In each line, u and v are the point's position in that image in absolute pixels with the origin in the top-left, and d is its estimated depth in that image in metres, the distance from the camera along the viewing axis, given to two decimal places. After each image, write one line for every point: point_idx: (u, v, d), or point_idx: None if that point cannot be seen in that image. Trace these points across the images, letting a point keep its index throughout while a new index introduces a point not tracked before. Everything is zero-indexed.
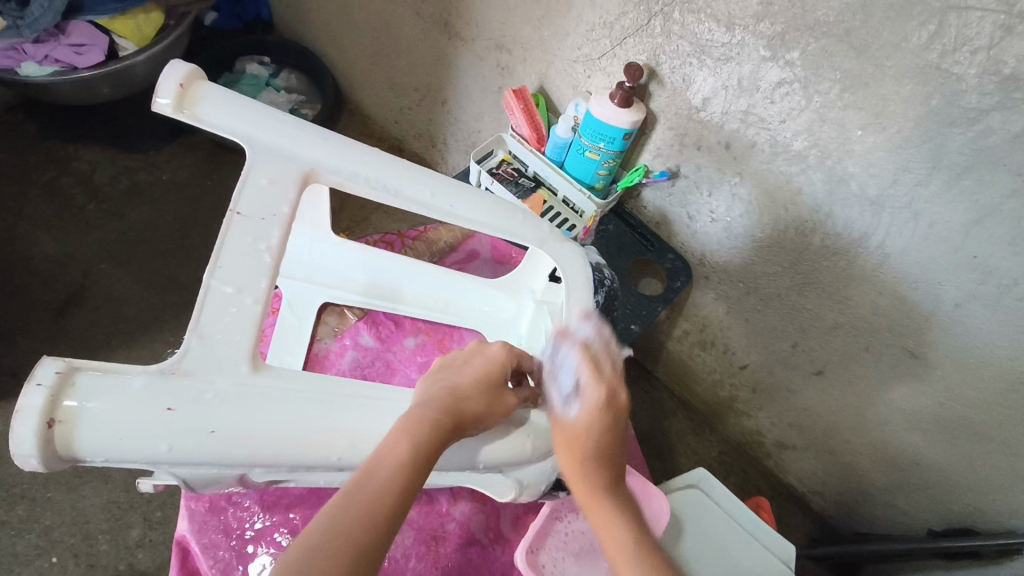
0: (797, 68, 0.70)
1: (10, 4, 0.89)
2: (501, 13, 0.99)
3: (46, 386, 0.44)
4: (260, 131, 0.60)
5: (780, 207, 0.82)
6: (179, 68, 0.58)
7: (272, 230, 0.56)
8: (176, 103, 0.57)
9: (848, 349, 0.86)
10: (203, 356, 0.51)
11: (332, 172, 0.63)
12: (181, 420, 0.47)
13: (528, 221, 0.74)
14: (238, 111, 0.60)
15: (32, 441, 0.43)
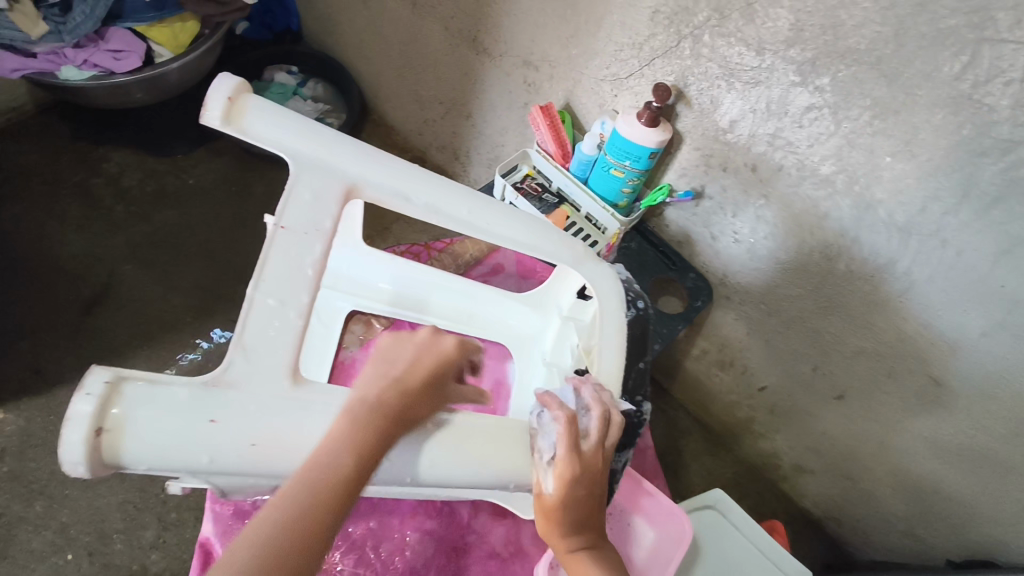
0: (827, 94, 0.67)
1: (53, 9, 0.90)
2: (530, 31, 0.94)
3: (95, 395, 0.39)
4: (308, 146, 0.52)
5: (806, 230, 0.79)
6: (225, 75, 0.49)
7: (315, 246, 0.50)
8: (223, 115, 0.49)
9: (871, 375, 0.85)
10: (249, 370, 0.46)
11: (375, 187, 0.55)
12: (225, 432, 0.43)
13: (561, 240, 0.64)
14: (280, 117, 0.52)
15: (81, 449, 0.38)
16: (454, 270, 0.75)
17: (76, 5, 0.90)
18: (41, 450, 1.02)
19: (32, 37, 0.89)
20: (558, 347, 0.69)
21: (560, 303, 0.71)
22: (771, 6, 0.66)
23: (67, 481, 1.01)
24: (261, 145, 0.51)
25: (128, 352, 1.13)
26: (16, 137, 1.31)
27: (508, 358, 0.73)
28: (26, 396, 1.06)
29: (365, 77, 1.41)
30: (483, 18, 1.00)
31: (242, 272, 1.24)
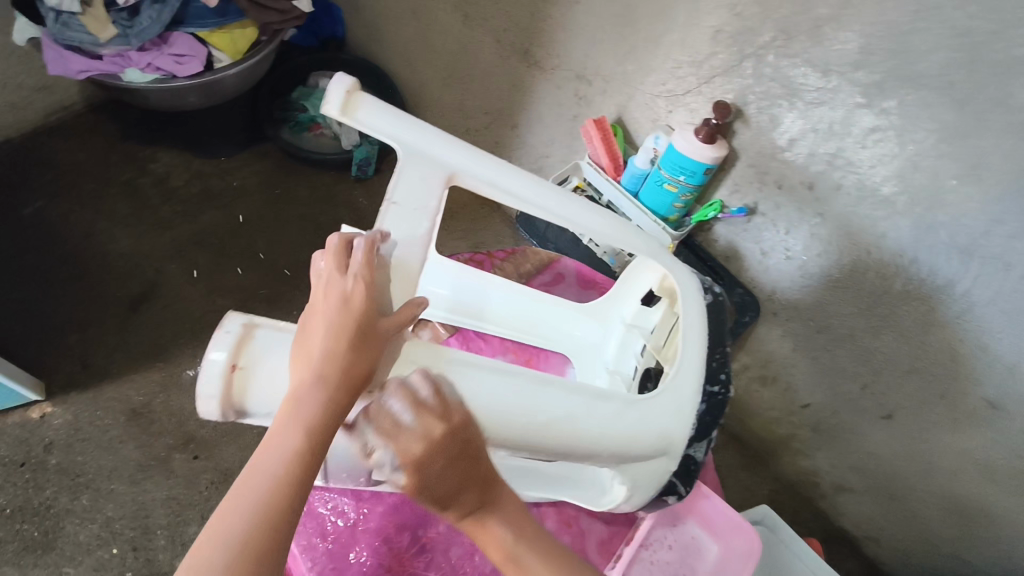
0: (893, 116, 0.68)
1: (122, 14, 0.92)
2: (585, 46, 0.96)
3: (233, 335, 0.44)
4: (415, 136, 0.55)
5: (862, 249, 0.80)
6: (342, 72, 0.53)
7: (424, 222, 0.52)
8: (344, 106, 0.52)
9: (921, 396, 0.86)
10: None
11: (475, 175, 0.57)
12: None
13: (644, 237, 0.64)
14: (389, 110, 0.55)
15: (219, 382, 0.42)
16: (516, 278, 0.75)
17: (144, 10, 0.92)
18: (89, 445, 1.04)
19: (100, 41, 0.92)
20: (621, 354, 0.70)
21: (623, 313, 0.71)
22: (839, 29, 0.67)
23: (113, 475, 1.02)
24: (373, 134, 0.54)
25: (172, 350, 1.14)
26: (67, 135, 1.33)
27: (570, 364, 0.73)
28: (75, 390, 1.08)
29: (408, 85, 1.42)
30: (537, 33, 1.03)
31: (284, 274, 1.25)
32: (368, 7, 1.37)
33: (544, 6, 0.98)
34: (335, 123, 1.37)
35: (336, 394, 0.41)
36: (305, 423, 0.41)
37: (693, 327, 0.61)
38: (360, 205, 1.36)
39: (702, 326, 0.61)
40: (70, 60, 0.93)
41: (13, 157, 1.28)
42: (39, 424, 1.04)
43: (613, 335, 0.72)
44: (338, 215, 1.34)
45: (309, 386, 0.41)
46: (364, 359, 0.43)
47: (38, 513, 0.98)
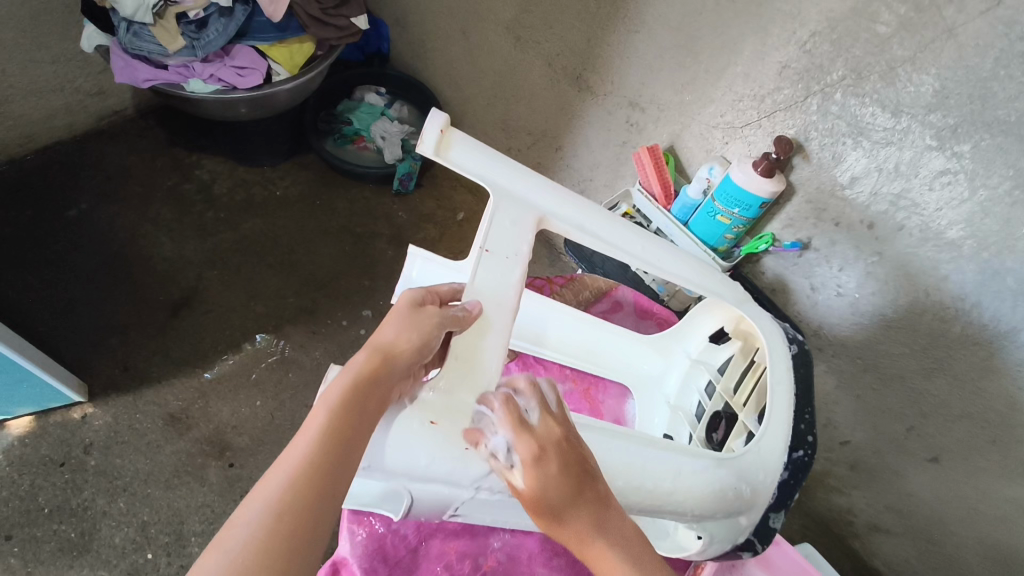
0: (965, 161, 0.68)
1: (190, 26, 0.94)
2: (642, 74, 0.97)
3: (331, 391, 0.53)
4: (504, 179, 0.58)
5: (920, 290, 0.78)
6: (439, 112, 0.54)
7: (514, 270, 0.55)
8: (437, 147, 0.54)
9: (973, 441, 0.82)
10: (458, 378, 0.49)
11: (561, 221, 0.59)
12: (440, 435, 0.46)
13: (722, 281, 0.65)
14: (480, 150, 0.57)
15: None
16: (575, 305, 0.75)
17: (211, 23, 0.94)
18: (127, 448, 1.04)
19: (168, 51, 0.94)
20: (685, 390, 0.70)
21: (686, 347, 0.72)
22: (915, 71, 0.67)
23: (149, 480, 1.03)
24: (464, 174, 0.56)
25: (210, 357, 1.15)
26: (117, 138, 1.35)
27: (628, 395, 0.73)
28: (116, 392, 1.08)
29: (451, 102, 1.43)
30: (592, 58, 1.03)
31: (323, 284, 1.26)
32: (417, 24, 1.38)
33: (602, 33, 0.99)
34: (379, 137, 1.37)
35: (365, 363, 0.45)
36: (338, 390, 0.44)
37: (781, 389, 0.60)
38: (399, 219, 1.37)
39: (786, 388, 0.60)
40: (136, 69, 0.95)
41: (64, 158, 1.30)
42: (80, 425, 1.05)
43: (677, 369, 0.72)
44: (377, 228, 1.35)
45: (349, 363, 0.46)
46: (400, 341, 0.48)
47: (75, 514, 0.99)
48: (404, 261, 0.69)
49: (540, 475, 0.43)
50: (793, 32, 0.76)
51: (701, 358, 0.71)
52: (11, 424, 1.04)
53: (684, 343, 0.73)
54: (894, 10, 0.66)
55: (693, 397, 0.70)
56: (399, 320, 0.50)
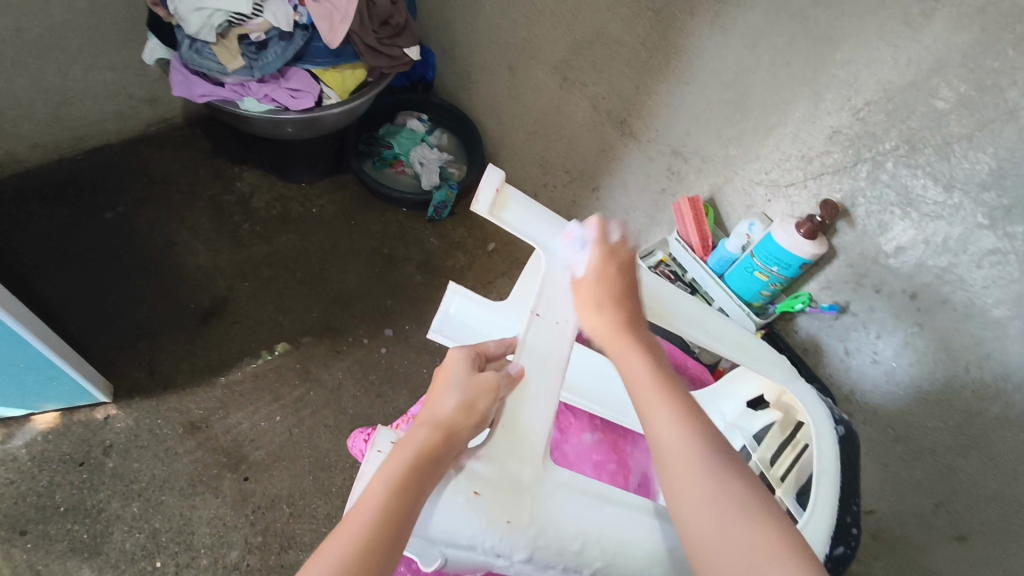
0: (1017, 242, 0.67)
1: (251, 47, 0.97)
2: (688, 125, 0.98)
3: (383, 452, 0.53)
4: (554, 241, 0.63)
5: (960, 366, 0.77)
6: (494, 170, 0.59)
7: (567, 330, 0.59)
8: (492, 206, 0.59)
9: (1008, 524, 0.76)
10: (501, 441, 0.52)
11: None
12: (481, 504, 0.49)
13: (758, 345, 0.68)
14: (527, 213, 0.63)
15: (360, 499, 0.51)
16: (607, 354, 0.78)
17: (271, 46, 0.97)
18: (145, 453, 1.05)
19: (227, 70, 0.96)
20: None
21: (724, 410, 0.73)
22: (971, 148, 0.67)
23: (165, 487, 1.03)
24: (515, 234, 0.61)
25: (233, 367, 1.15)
26: (164, 146, 1.38)
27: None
28: (140, 396, 1.09)
29: (491, 133, 1.45)
30: (637, 104, 1.04)
31: (350, 305, 1.27)
32: (465, 56, 1.41)
33: (651, 81, 1.00)
34: (418, 163, 1.37)
35: (424, 443, 0.49)
36: (397, 466, 0.47)
37: (828, 470, 0.58)
38: (430, 245, 1.38)
39: (834, 469, 0.58)
40: (194, 84, 0.97)
41: (112, 160, 1.34)
42: (103, 425, 1.06)
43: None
44: (408, 252, 1.36)
45: (408, 438, 0.50)
46: (458, 418, 0.52)
47: (89, 515, 0.99)
48: (444, 296, 0.69)
49: (596, 296, 0.57)
50: (847, 98, 0.76)
51: (737, 422, 0.71)
52: (35, 419, 1.05)
53: (720, 405, 0.73)
54: (953, 87, 0.66)
55: None
56: (457, 394, 0.53)
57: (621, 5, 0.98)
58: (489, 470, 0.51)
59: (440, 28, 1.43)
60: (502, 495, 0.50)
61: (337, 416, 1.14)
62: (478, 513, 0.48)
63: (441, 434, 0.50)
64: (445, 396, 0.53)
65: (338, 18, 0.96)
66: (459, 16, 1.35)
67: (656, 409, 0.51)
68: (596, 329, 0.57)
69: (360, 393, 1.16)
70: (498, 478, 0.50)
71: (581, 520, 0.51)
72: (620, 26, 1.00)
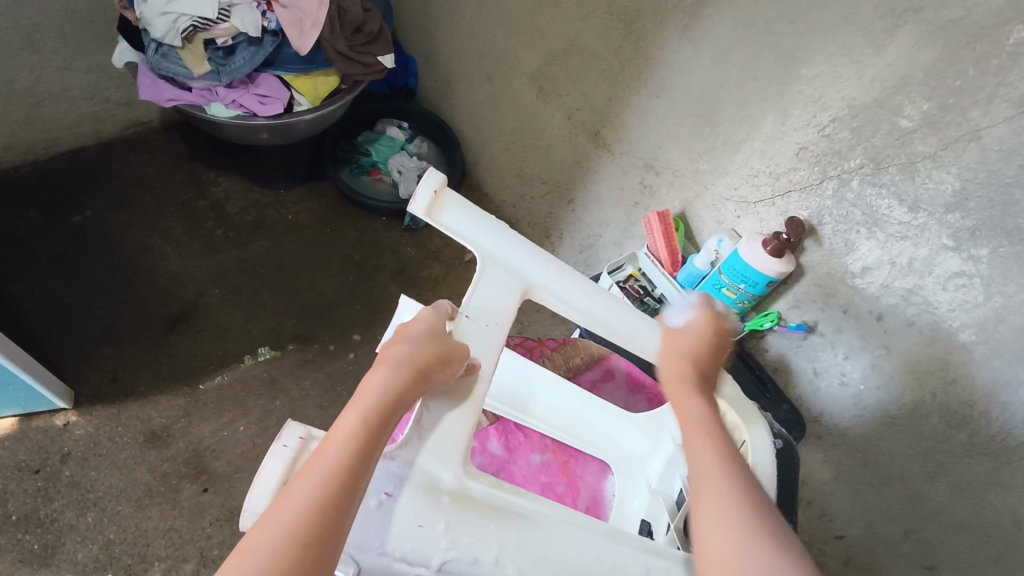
0: (982, 265, 0.65)
1: (218, 52, 0.96)
2: (659, 138, 0.96)
3: (290, 448, 0.45)
4: (495, 244, 0.59)
5: (927, 390, 0.75)
6: (433, 172, 0.56)
7: (493, 339, 0.56)
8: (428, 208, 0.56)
9: (974, 555, 0.73)
10: (423, 446, 0.48)
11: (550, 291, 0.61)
12: (391, 508, 0.44)
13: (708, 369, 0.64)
14: (471, 213, 0.58)
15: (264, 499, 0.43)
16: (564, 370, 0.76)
17: (239, 51, 0.96)
18: (103, 461, 1.03)
19: (193, 74, 0.95)
20: (666, 474, 0.67)
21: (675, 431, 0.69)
22: (935, 168, 0.65)
23: (121, 496, 1.01)
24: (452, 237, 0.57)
25: (198, 375, 1.14)
26: (140, 149, 1.37)
27: (608, 473, 0.72)
28: (101, 403, 1.07)
29: (472, 143, 1.44)
30: (611, 117, 1.03)
31: (322, 314, 1.25)
32: (447, 64, 1.40)
33: (624, 94, 0.98)
34: (396, 170, 1.37)
35: (397, 380, 0.48)
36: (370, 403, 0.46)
37: None
38: (406, 254, 1.36)
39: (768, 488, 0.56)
40: (161, 88, 0.96)
41: (87, 164, 1.33)
42: (61, 432, 1.04)
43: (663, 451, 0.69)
44: (383, 261, 1.34)
45: (376, 379, 0.48)
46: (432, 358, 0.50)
47: (42, 525, 0.97)
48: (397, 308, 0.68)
49: (679, 351, 0.60)
50: (813, 114, 0.75)
51: None
52: None
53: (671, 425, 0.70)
54: (917, 105, 0.65)
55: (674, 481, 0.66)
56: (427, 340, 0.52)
57: (594, 16, 0.97)
58: (411, 474, 0.46)
59: (423, 37, 1.43)
60: (422, 500, 0.44)
61: (302, 426, 1.12)
62: (393, 517, 0.43)
63: (413, 377, 0.48)
64: (413, 344, 0.51)
65: (309, 23, 0.96)
66: (440, 25, 1.35)
67: (694, 442, 0.50)
68: (668, 377, 0.58)
69: (327, 403, 1.14)
70: (418, 480, 0.46)
71: (507, 529, 0.45)
72: (593, 37, 0.99)
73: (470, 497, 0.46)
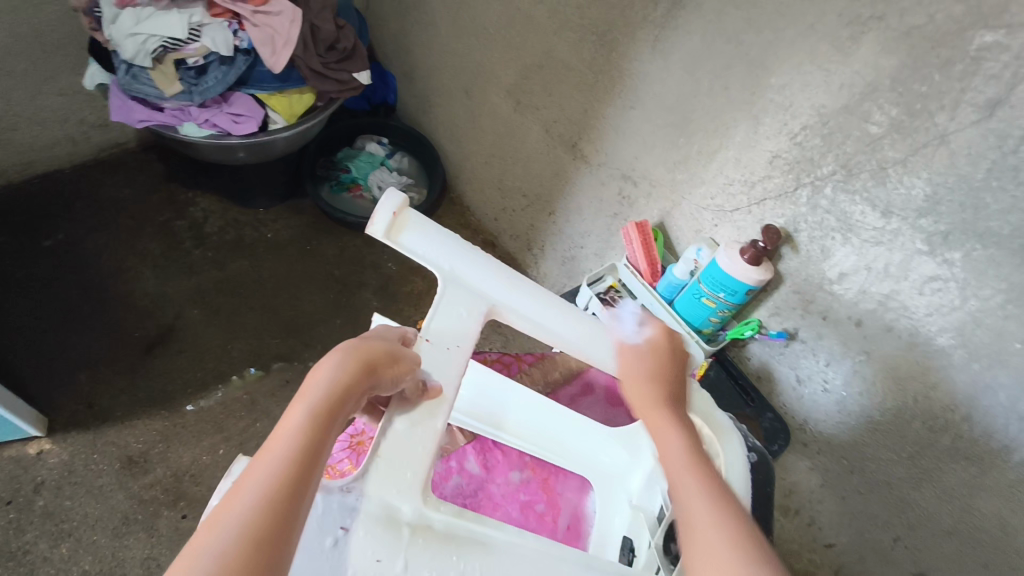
0: (956, 269, 0.65)
1: (190, 72, 0.94)
2: (636, 149, 0.96)
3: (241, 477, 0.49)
4: (457, 264, 0.58)
5: (908, 395, 0.74)
6: (394, 194, 0.55)
7: (455, 360, 0.55)
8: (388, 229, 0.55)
9: (963, 561, 0.73)
10: (382, 477, 0.48)
11: (513, 309, 0.60)
12: (349, 546, 0.45)
13: None
14: (431, 234, 0.57)
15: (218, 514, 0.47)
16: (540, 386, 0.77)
17: (211, 70, 0.95)
18: (79, 490, 1.00)
19: (165, 95, 0.94)
20: (647, 489, 0.66)
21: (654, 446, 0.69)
22: (906, 173, 0.65)
23: (97, 526, 0.98)
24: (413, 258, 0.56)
25: (176, 398, 1.11)
26: (116, 171, 1.36)
27: (588, 490, 0.72)
28: (75, 430, 1.05)
29: (452, 157, 1.44)
30: (587, 128, 1.03)
31: (302, 333, 1.23)
32: (425, 80, 1.40)
33: (599, 105, 0.99)
34: (376, 186, 1.38)
35: (346, 374, 0.46)
36: (316, 392, 0.45)
37: None
38: (388, 270, 1.36)
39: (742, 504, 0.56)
40: (132, 109, 0.95)
41: (63, 186, 1.31)
42: (35, 461, 1.02)
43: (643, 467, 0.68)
44: (365, 278, 1.33)
45: (321, 376, 0.46)
46: (382, 357, 0.49)
47: (14, 558, 0.94)
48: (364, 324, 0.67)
49: (645, 377, 0.57)
50: (784, 122, 0.75)
51: None
52: None
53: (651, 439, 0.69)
54: (885, 111, 0.65)
55: (654, 497, 0.65)
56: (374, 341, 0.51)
57: (567, 29, 0.98)
58: (370, 506, 0.46)
59: (400, 53, 1.43)
60: (381, 537, 0.46)
61: None
62: (353, 554, 0.45)
63: (360, 376, 0.47)
64: (358, 343, 0.50)
65: (281, 41, 0.95)
66: (416, 40, 1.35)
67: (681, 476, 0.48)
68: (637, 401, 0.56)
69: None
70: (377, 514, 0.46)
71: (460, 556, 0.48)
72: (567, 50, 1.00)
73: (429, 528, 0.48)
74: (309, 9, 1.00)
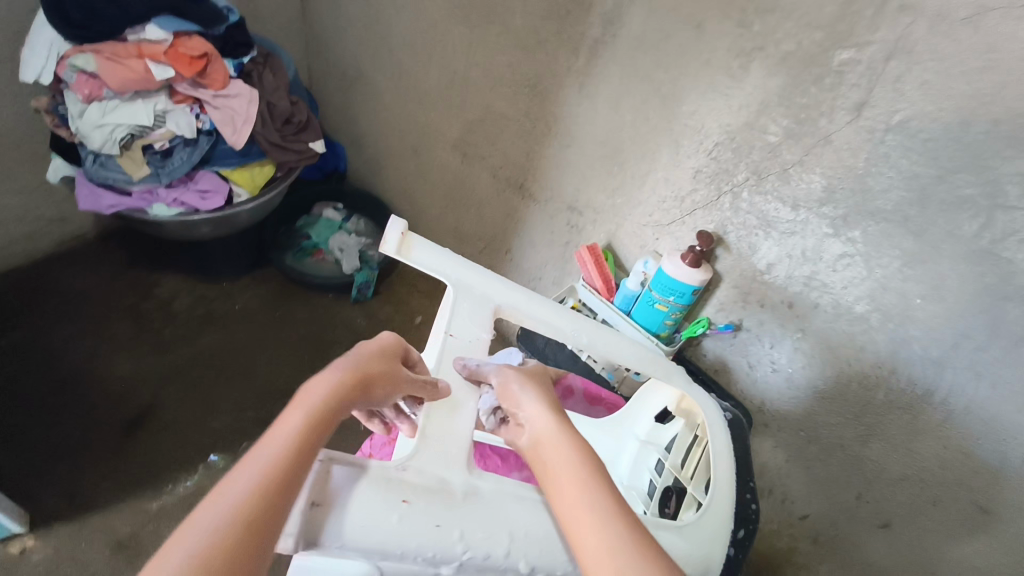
0: (859, 245, 0.77)
1: (155, 155, 1.01)
2: (577, 181, 1.08)
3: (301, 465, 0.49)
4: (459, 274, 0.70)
5: (842, 360, 0.85)
6: (398, 219, 0.65)
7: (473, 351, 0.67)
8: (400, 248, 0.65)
9: (915, 502, 0.82)
10: (427, 456, 0.55)
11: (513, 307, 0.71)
12: (415, 509, 0.49)
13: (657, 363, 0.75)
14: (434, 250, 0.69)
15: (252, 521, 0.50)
16: None
17: (176, 152, 1.02)
18: None
19: (133, 179, 1.00)
20: (637, 470, 0.76)
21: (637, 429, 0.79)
22: (804, 171, 0.78)
23: None
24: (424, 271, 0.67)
25: (163, 477, 1.11)
26: (76, 262, 1.37)
27: None
28: (60, 521, 1.03)
29: (406, 213, 1.52)
30: (531, 169, 1.14)
31: (282, 395, 1.26)
32: (373, 144, 1.50)
33: (539, 147, 1.10)
34: (337, 248, 1.43)
35: (341, 389, 0.51)
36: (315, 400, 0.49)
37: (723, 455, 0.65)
38: (359, 326, 1.41)
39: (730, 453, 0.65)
40: (101, 196, 1.00)
41: (22, 282, 1.32)
42: (18, 559, 0.99)
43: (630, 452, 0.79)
44: (337, 336, 1.38)
45: (319, 381, 0.51)
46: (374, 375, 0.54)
47: None
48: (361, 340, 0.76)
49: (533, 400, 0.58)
50: (700, 142, 0.87)
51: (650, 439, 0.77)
52: None
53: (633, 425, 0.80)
54: (779, 123, 0.78)
55: (644, 476, 0.75)
56: (370, 357, 0.57)
57: (501, 85, 1.10)
58: (424, 481, 0.52)
59: (346, 123, 1.53)
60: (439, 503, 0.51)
61: None
62: (416, 521, 0.49)
63: (355, 382, 0.53)
64: (356, 358, 0.55)
65: (241, 120, 1.02)
66: (362, 110, 1.45)
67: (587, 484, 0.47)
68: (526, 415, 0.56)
69: None
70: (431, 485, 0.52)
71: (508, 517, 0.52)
72: (504, 103, 1.11)
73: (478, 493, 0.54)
74: (263, 88, 1.09)
